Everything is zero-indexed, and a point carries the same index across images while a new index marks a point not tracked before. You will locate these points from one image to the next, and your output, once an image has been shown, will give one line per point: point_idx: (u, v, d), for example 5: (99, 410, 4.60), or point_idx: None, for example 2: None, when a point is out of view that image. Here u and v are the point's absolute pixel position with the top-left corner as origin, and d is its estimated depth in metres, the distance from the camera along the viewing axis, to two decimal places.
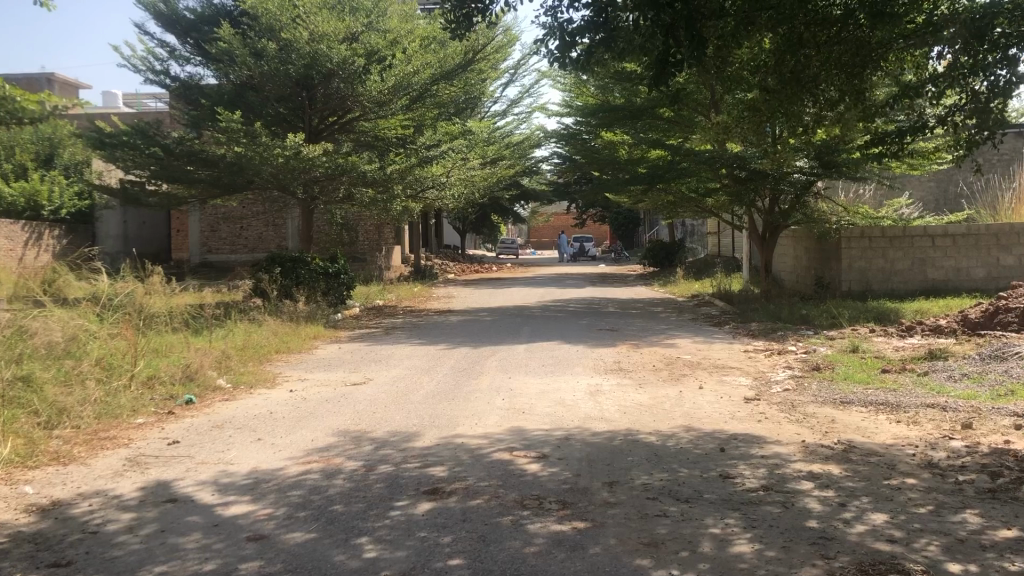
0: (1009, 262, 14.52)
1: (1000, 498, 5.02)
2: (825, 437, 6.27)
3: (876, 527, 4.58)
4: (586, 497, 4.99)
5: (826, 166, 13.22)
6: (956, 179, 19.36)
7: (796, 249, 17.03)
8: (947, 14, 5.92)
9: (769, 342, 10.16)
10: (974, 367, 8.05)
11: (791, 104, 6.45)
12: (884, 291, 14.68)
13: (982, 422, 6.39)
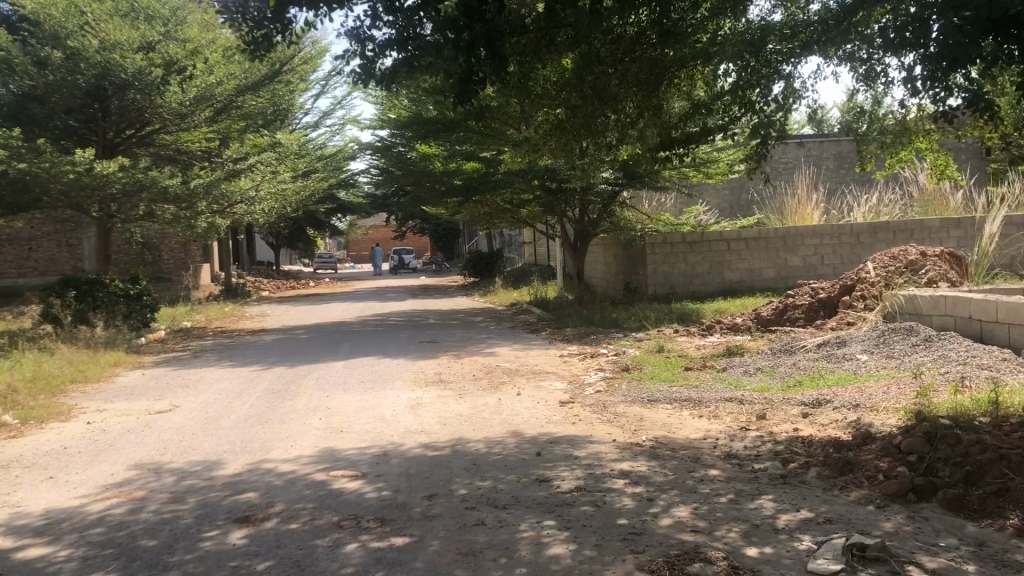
0: (796, 263, 15.59)
1: (790, 483, 5.43)
2: (634, 435, 6.53)
3: (681, 518, 4.81)
4: (405, 512, 4.96)
5: (629, 177, 13.87)
6: (747, 187, 20.75)
7: (606, 255, 17.69)
8: (727, 34, 6.35)
9: (583, 345, 10.50)
10: (766, 362, 8.65)
11: (593, 119, 6.66)
12: (687, 292, 15.67)
13: (774, 412, 6.87)
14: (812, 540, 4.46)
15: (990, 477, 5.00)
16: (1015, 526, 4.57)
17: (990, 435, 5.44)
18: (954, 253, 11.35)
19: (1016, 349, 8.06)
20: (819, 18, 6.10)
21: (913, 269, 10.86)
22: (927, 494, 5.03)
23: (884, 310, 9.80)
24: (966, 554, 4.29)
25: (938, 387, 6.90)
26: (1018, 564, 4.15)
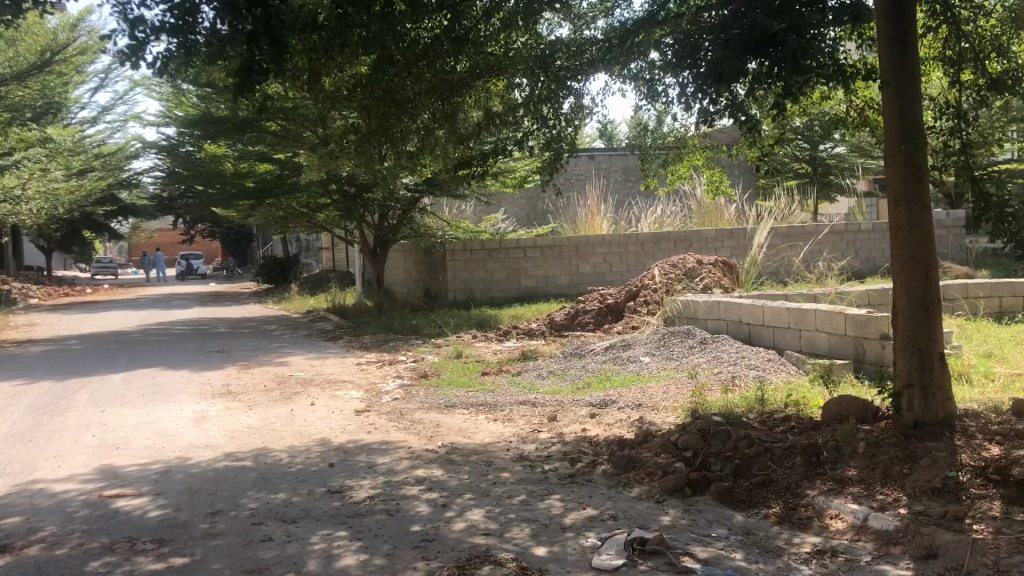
0: (588, 270, 16.20)
1: (578, 482, 5.63)
2: (430, 441, 6.54)
3: (473, 522, 4.86)
4: (186, 531, 4.69)
5: (429, 184, 13.96)
6: (542, 198, 21.38)
7: (406, 261, 17.66)
8: (517, 50, 6.58)
9: (380, 353, 10.40)
10: (558, 365, 8.93)
11: (392, 126, 6.56)
12: (485, 299, 15.92)
13: (565, 414, 7.09)
14: (597, 536, 4.63)
15: (755, 470, 5.43)
16: (777, 514, 4.98)
17: (756, 431, 5.90)
18: (728, 262, 12.17)
19: (779, 350, 8.77)
20: (605, 38, 6.47)
21: (691, 276, 11.57)
22: (701, 487, 5.36)
23: (666, 314, 10.37)
24: (734, 542, 4.61)
25: (711, 386, 7.39)
26: (779, 549, 4.52)
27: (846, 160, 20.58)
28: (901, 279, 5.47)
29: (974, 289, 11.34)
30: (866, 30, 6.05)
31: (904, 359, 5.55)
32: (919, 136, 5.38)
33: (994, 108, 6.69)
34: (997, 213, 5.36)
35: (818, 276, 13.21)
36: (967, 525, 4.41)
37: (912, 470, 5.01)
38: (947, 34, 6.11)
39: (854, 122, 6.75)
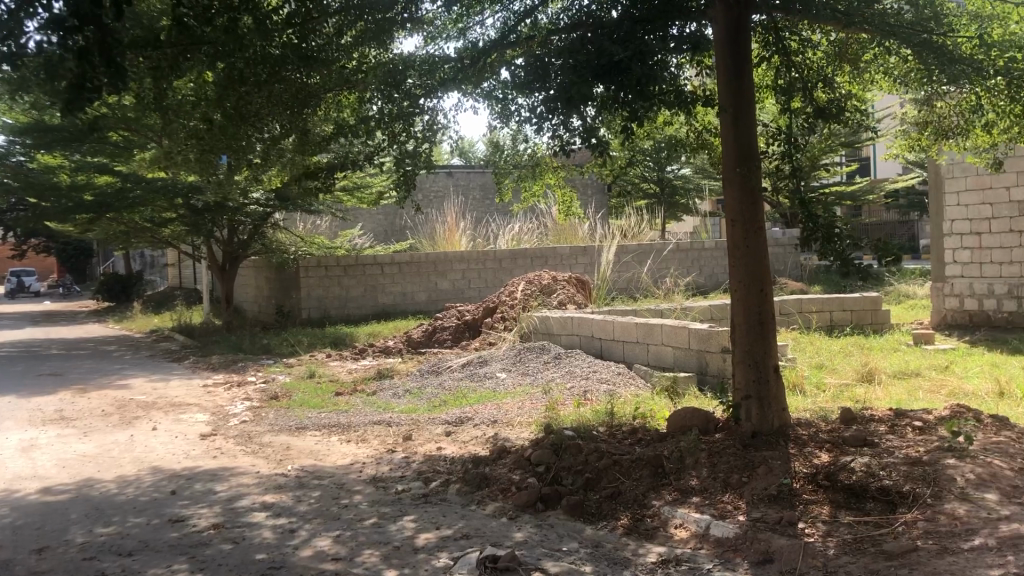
0: (446, 287, 16.22)
1: (431, 501, 5.60)
2: (279, 465, 6.36)
3: (322, 548, 4.74)
4: (7, 570, 4.37)
5: (282, 199, 13.76)
6: (399, 214, 21.29)
7: (257, 278, 17.16)
8: (371, 63, 6.45)
9: (229, 374, 10.03)
10: (414, 383, 8.87)
11: (237, 137, 6.38)
12: (341, 316, 15.66)
13: (419, 433, 7.04)
14: (449, 556, 4.61)
15: (605, 482, 5.56)
16: (625, 525, 5.12)
17: (606, 444, 6.04)
18: (581, 278, 12.45)
19: (629, 364, 9.02)
20: (457, 56, 6.44)
21: (547, 292, 11.76)
22: (553, 501, 5.44)
23: (521, 330, 10.48)
24: (584, 555, 4.70)
25: (564, 401, 7.52)
26: (626, 560, 4.63)
27: (692, 180, 21.53)
28: (739, 295, 5.75)
29: (808, 303, 12.09)
30: (705, 58, 6.33)
31: (741, 371, 5.83)
32: (753, 160, 5.67)
33: (821, 136, 7.11)
34: (825, 232, 5.72)
35: (666, 292, 13.71)
36: (800, 530, 4.65)
37: (750, 478, 5.24)
38: (779, 63, 6.47)
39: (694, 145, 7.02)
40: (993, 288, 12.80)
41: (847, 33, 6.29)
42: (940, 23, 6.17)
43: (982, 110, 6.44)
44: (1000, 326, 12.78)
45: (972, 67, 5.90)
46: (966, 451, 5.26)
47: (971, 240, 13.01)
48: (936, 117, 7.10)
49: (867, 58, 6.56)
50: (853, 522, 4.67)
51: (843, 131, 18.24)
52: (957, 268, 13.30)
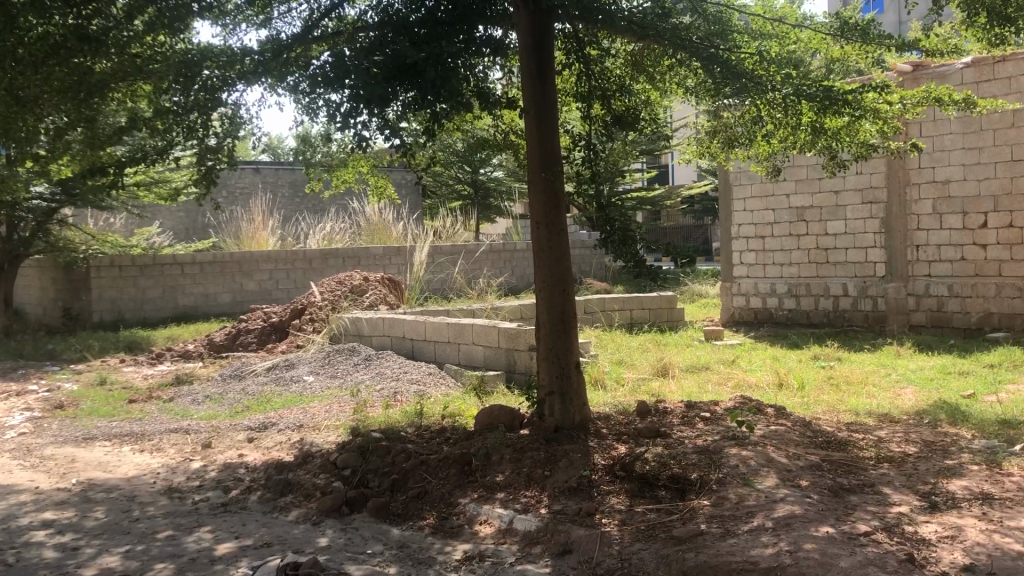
0: (252, 287, 15.68)
1: (230, 510, 5.40)
2: (63, 478, 5.92)
3: (109, 565, 4.45)
4: None
5: (68, 193, 12.90)
6: (202, 211, 20.39)
7: (41, 279, 15.89)
8: (164, 52, 5.97)
9: (6, 383, 9.22)
10: (215, 389, 8.51)
11: (16, 121, 5.98)
12: (137, 319, 14.82)
13: (220, 440, 6.76)
14: (248, 565, 4.45)
15: (411, 483, 5.56)
16: (431, 525, 5.15)
17: (413, 444, 6.05)
18: (392, 278, 12.39)
19: (439, 364, 9.08)
20: (258, 49, 6.04)
21: (357, 292, 11.61)
22: (359, 505, 5.39)
23: (330, 331, 10.29)
24: (388, 557, 4.68)
25: (372, 403, 7.45)
26: (431, 560, 4.65)
27: (504, 183, 21.92)
28: (544, 295, 5.89)
29: (611, 302, 12.60)
30: (511, 62, 6.47)
31: (545, 368, 5.98)
32: (556, 165, 5.85)
33: (618, 141, 7.42)
34: (622, 234, 5.97)
35: (478, 292, 13.88)
36: (597, 520, 4.83)
37: (552, 471, 5.40)
38: (579, 71, 6.69)
39: (498, 144, 7.10)
40: (775, 287, 13.84)
41: (643, 45, 6.60)
42: (726, 40, 6.60)
43: (761, 123, 6.95)
44: (781, 322, 13.84)
45: (753, 82, 6.37)
46: (747, 439, 5.65)
47: (756, 243, 14.04)
48: (722, 127, 7.59)
49: (661, 70, 6.93)
50: (646, 510, 4.90)
51: (644, 140, 19.18)
52: (744, 268, 14.28)
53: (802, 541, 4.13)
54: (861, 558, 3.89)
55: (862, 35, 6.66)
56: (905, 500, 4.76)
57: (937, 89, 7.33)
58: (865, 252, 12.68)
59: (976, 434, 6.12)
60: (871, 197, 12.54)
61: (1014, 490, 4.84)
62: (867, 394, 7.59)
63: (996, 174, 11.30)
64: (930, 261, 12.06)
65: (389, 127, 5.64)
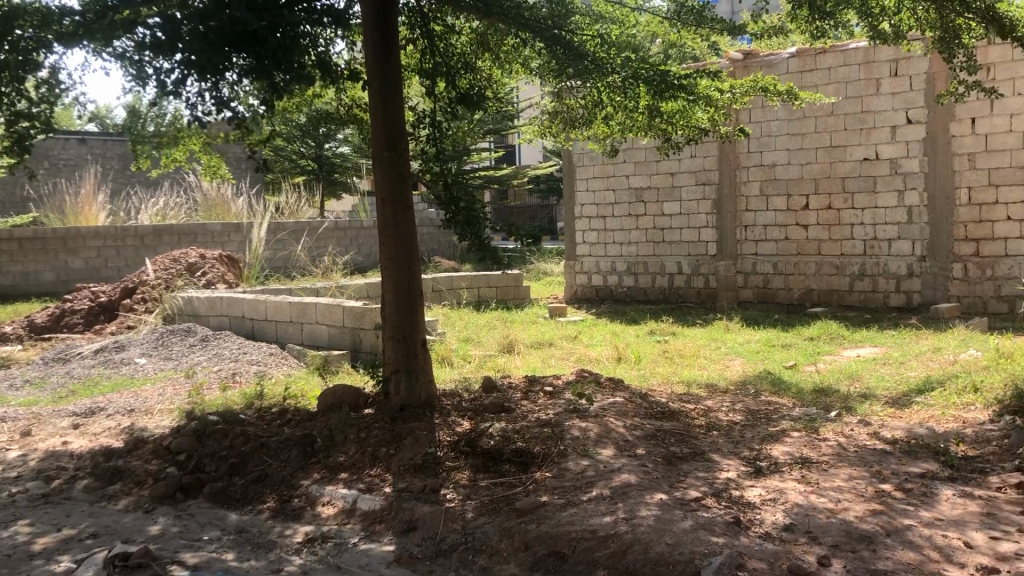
0: (77, 265, 14.75)
1: (53, 501, 5.09)
2: None
3: None
4: None
5: None
6: (19, 183, 18.96)
7: None
8: None
9: None
10: (35, 373, 7.96)
11: None
12: None
13: (40, 427, 6.34)
14: (72, 559, 4.20)
15: (251, 466, 5.43)
16: (271, 508, 5.04)
17: (252, 426, 5.88)
18: (231, 256, 11.95)
19: (281, 344, 8.86)
20: (81, 9, 5.60)
21: (193, 271, 11.14)
22: (195, 490, 5.21)
23: (163, 312, 9.82)
24: (226, 543, 4.54)
25: (209, 386, 7.17)
26: (271, 544, 4.55)
27: (350, 159, 21.55)
28: (388, 273, 5.84)
29: (458, 280, 12.64)
30: (355, 34, 6.33)
31: (390, 347, 5.93)
32: (400, 143, 5.80)
33: (462, 119, 7.41)
34: (467, 214, 5.98)
35: (322, 270, 13.60)
36: (441, 496, 4.85)
37: (396, 450, 5.38)
38: (423, 47, 6.61)
39: (341, 119, 6.94)
40: (615, 265, 14.27)
41: (488, 23, 6.61)
42: (568, 21, 6.70)
43: (602, 104, 7.11)
44: (620, 299, 14.32)
45: (595, 64, 6.52)
46: (588, 412, 5.82)
47: (597, 222, 14.41)
48: (564, 108, 7.72)
49: (506, 49, 6.97)
50: (490, 484, 4.97)
51: (491, 119, 19.31)
52: (586, 247, 14.64)
53: (638, 508, 4.29)
54: (692, 522, 4.09)
55: (696, 19, 6.92)
56: (732, 466, 5.04)
57: (762, 79, 7.74)
58: (698, 232, 13.29)
59: (796, 402, 6.56)
60: (704, 178, 13.13)
61: (829, 454, 5.21)
62: (699, 366, 7.99)
63: (817, 159, 12.05)
64: (757, 241, 12.78)
65: (229, 95, 5.51)
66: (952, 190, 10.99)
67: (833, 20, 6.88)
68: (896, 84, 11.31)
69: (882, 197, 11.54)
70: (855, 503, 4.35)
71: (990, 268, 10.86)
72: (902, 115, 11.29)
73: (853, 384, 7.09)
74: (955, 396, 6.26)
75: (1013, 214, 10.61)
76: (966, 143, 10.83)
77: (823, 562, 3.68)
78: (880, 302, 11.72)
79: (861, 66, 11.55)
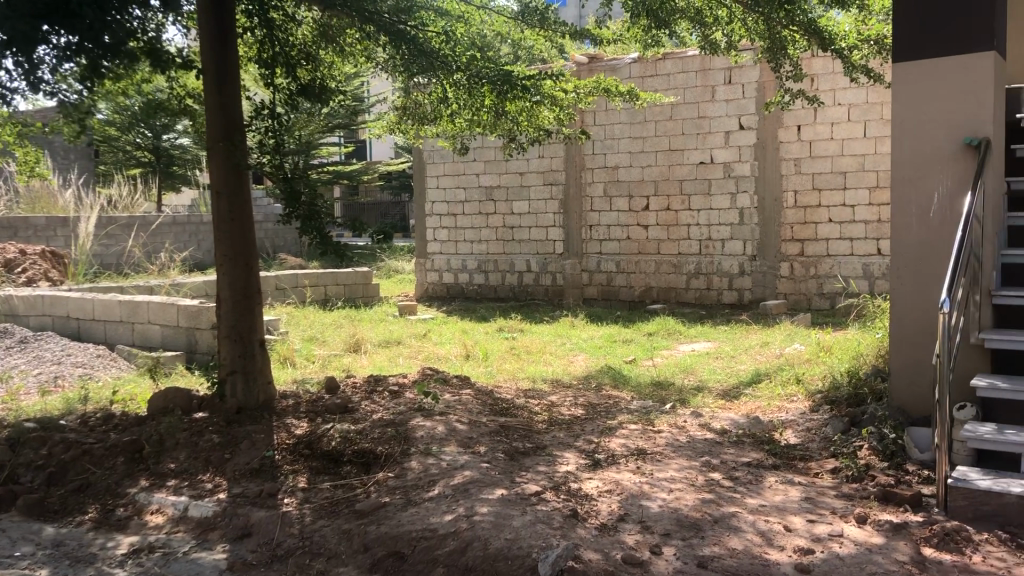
0: None
1: None
2: None
3: None
4: None
5: None
6: None
7: None
8: None
9: None
10: None
11: None
12: None
13: None
14: None
15: (71, 475, 5.11)
16: (93, 520, 4.76)
17: (73, 433, 5.53)
18: (55, 252, 11.23)
19: (110, 345, 8.39)
20: None
21: (10, 268, 10.39)
22: (6, 503, 4.85)
23: None
24: (41, 559, 4.25)
25: (26, 390, 6.70)
26: (92, 557, 4.29)
27: (190, 151, 20.69)
28: (223, 270, 5.61)
29: (303, 278, 12.32)
30: (189, 19, 6.04)
31: (226, 347, 5.70)
32: (236, 135, 5.58)
33: (304, 112, 7.22)
34: (306, 211, 5.80)
35: (158, 268, 12.99)
36: (278, 500, 4.70)
37: (231, 455, 5.18)
38: (261, 37, 6.39)
39: (174, 109, 6.62)
40: (466, 263, 14.32)
41: (330, 14, 6.46)
42: (413, 16, 6.64)
43: (447, 103, 7.08)
44: (471, 296, 14.38)
45: (440, 61, 6.51)
46: (433, 410, 5.79)
47: (448, 220, 14.40)
48: (411, 105, 7.65)
49: (350, 41, 6.84)
50: (330, 486, 4.86)
51: (341, 113, 19.00)
52: (436, 245, 14.61)
53: (478, 505, 4.29)
54: (531, 517, 4.12)
55: (541, 20, 7.15)
56: (571, 460, 5.13)
57: (604, 81, 7.93)
58: (546, 231, 13.51)
59: (634, 395, 6.77)
60: (552, 178, 13.35)
61: (663, 445, 5.40)
62: (544, 362, 8.11)
63: (657, 161, 12.49)
64: (602, 240, 13.12)
65: (50, 80, 5.22)
66: (780, 193, 11.62)
67: (668, 28, 7.16)
68: (731, 91, 11.85)
69: (717, 199, 12.08)
70: (686, 492, 4.51)
71: (814, 267, 11.55)
72: (735, 121, 11.85)
73: (688, 377, 7.38)
74: (779, 388, 6.62)
75: (834, 216, 11.31)
76: (793, 149, 11.48)
77: (655, 551, 3.79)
78: (715, 299, 12.27)
79: (698, 73, 12.05)
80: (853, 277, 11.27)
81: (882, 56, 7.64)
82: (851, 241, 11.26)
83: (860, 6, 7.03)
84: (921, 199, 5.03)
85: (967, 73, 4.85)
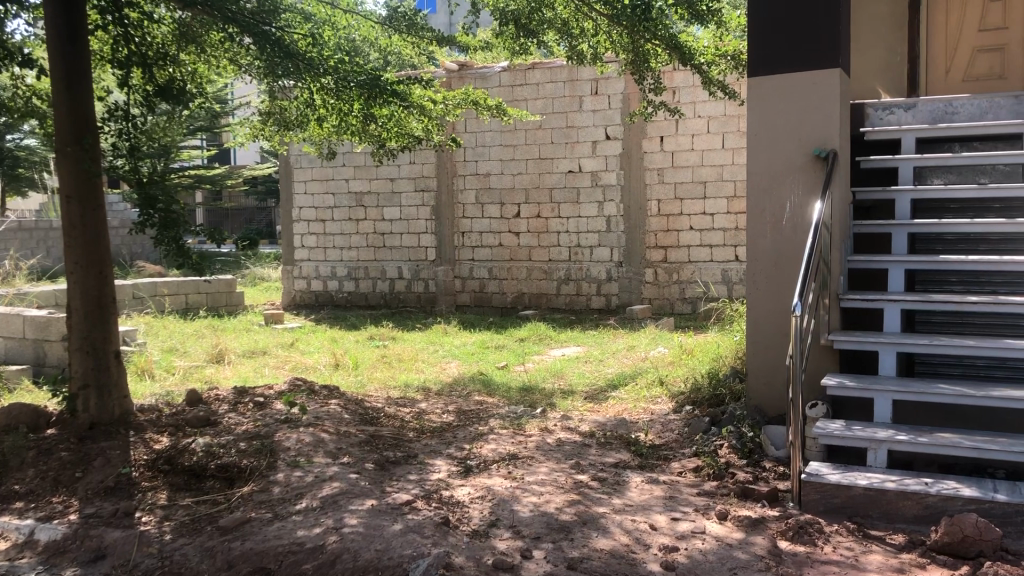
0: None
1: None
2: None
3: None
4: None
5: None
6: None
7: None
8: None
9: None
10: None
11: None
12: None
13: None
14: None
15: None
16: None
17: None
18: None
19: None
20: None
21: None
22: None
23: None
24: None
25: None
26: None
27: (37, 153, 19.51)
28: (75, 279, 5.30)
29: (162, 286, 11.88)
30: (34, 11, 5.69)
31: (77, 359, 5.38)
32: (88, 137, 5.30)
33: (162, 114, 6.94)
34: (163, 218, 5.54)
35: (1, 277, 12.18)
36: (135, 519, 4.48)
37: (84, 473, 4.91)
38: (116, 34, 6.10)
39: (18, 110, 6.22)
40: (335, 270, 14.08)
41: (191, 13, 6.24)
42: (278, 18, 6.47)
43: (313, 107, 6.94)
44: (341, 304, 14.13)
45: (306, 64, 6.34)
46: (300, 421, 5.66)
47: (316, 227, 14.13)
48: (276, 109, 7.47)
49: (211, 42, 6.63)
50: (192, 503, 4.67)
51: (204, 116, 18.36)
52: (304, 252, 14.30)
53: (346, 517, 4.21)
54: (402, 527, 4.07)
55: (409, 26, 7.13)
56: (442, 467, 5.11)
57: (473, 93, 7.96)
58: (418, 238, 13.44)
59: (504, 400, 6.82)
60: (423, 185, 13.31)
61: (532, 449, 5.45)
62: (416, 370, 8.06)
63: (527, 170, 12.64)
64: (474, 247, 13.18)
65: None
66: (643, 202, 11.98)
67: (534, 38, 7.29)
68: (597, 102, 12.14)
69: (585, 207, 12.35)
70: (555, 495, 4.57)
71: (676, 273, 11.95)
72: (601, 131, 12.15)
73: (557, 381, 7.50)
74: (645, 390, 6.80)
75: (694, 224, 11.75)
76: (656, 159, 11.85)
77: (525, 555, 3.81)
78: (584, 304, 12.50)
79: (566, 84, 12.28)
80: (712, 282, 11.76)
81: (739, 71, 7.97)
82: (710, 248, 11.72)
83: (718, 24, 7.31)
84: (775, 208, 5.28)
85: (816, 89, 5.12)
